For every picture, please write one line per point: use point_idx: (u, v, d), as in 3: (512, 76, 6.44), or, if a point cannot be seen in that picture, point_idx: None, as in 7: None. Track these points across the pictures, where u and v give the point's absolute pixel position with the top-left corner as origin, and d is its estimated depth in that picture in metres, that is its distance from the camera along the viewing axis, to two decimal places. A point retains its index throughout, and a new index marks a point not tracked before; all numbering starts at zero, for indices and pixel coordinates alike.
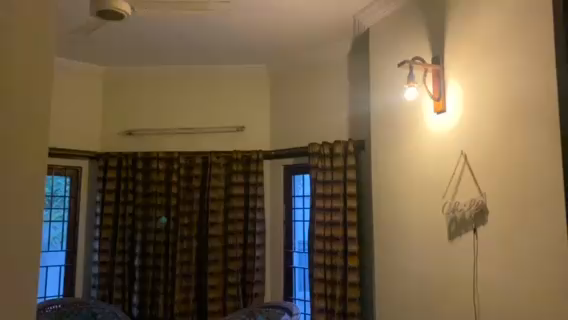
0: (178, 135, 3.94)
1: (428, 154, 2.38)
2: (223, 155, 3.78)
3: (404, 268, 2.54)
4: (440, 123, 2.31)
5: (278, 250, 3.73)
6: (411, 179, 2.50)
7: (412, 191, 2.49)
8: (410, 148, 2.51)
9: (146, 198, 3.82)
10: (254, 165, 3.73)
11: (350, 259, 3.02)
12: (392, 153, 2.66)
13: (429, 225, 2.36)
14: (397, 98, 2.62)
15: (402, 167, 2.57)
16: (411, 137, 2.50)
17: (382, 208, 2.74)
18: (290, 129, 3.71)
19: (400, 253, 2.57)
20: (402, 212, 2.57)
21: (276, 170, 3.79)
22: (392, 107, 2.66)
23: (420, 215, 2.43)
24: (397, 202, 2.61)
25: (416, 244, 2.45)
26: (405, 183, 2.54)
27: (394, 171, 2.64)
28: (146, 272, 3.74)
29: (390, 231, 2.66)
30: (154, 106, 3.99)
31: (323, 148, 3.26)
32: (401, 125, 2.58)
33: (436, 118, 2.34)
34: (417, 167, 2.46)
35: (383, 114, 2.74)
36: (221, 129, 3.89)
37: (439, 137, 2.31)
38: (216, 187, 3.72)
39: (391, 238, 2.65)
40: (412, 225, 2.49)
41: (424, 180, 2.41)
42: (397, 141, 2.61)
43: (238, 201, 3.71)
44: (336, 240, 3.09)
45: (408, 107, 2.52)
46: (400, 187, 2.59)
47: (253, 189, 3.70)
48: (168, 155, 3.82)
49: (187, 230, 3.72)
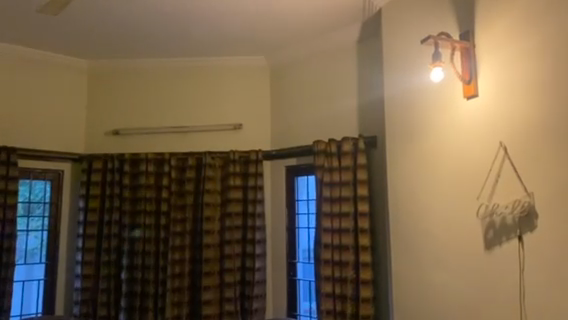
0: (169, 135, 3.58)
1: (457, 147, 2.01)
2: (218, 156, 3.42)
3: (426, 282, 2.16)
4: (472, 109, 1.94)
5: (280, 260, 3.35)
6: (435, 177, 2.13)
7: (436, 191, 2.11)
8: (433, 140, 2.14)
9: (134, 203, 3.45)
10: (253, 167, 3.37)
11: (363, 270, 2.66)
12: (410, 147, 2.28)
13: (459, 232, 1.99)
14: (415, 85, 2.26)
15: (423, 163, 2.20)
16: (435, 127, 2.13)
17: (399, 215, 2.35)
18: (292, 125, 3.36)
19: (422, 264, 2.19)
20: (424, 217, 2.19)
21: (277, 171, 3.42)
22: (410, 94, 2.29)
23: (447, 220, 2.05)
24: (416, 206, 2.24)
25: (441, 254, 2.08)
26: (426, 183, 2.17)
27: (413, 168, 2.26)
28: (134, 286, 3.36)
29: (409, 240, 2.28)
30: (142, 102, 3.64)
31: (329, 145, 2.91)
32: (422, 114, 2.21)
33: (467, 103, 1.97)
34: (442, 163, 2.09)
35: (398, 103, 2.37)
36: (216, 127, 3.54)
37: (471, 127, 1.94)
38: (210, 191, 3.36)
39: (409, 247, 2.28)
40: (436, 232, 2.11)
41: (452, 178, 2.04)
42: (416, 133, 2.24)
43: (235, 207, 3.35)
44: (345, 249, 2.72)
45: (431, 92, 2.15)
46: (421, 187, 2.21)
47: (252, 193, 3.35)
48: (159, 156, 3.46)
49: (179, 239, 3.34)
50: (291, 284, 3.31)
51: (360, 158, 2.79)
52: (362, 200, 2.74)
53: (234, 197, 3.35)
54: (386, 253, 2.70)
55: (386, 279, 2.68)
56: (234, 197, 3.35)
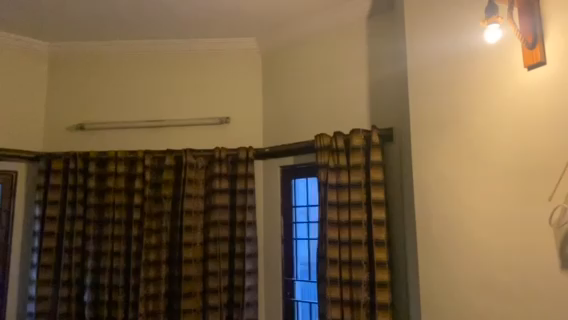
0: (145, 130, 3.06)
1: (512, 132, 1.65)
2: (202, 154, 2.92)
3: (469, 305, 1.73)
4: (535, 85, 1.58)
5: (275, 278, 2.83)
6: (479, 170, 1.74)
7: (486, 186, 1.71)
8: (478, 125, 1.75)
9: (101, 211, 2.91)
10: (243, 168, 2.86)
11: (379, 293, 2.17)
12: (444, 134, 1.87)
13: (514, 238, 1.62)
14: (454, 55, 1.85)
15: (463, 152, 1.80)
16: (480, 109, 1.75)
17: (429, 221, 1.89)
18: (289, 118, 2.86)
19: (461, 281, 1.76)
20: (463, 220, 1.78)
21: (271, 172, 2.92)
22: (445, 71, 1.88)
23: (497, 224, 1.67)
24: (453, 207, 1.81)
25: (489, 267, 1.69)
26: (472, 175, 1.76)
27: (446, 159, 1.85)
28: (100, 309, 2.81)
29: (443, 252, 1.83)
30: (112, 92, 3.11)
31: (334, 140, 2.44)
32: (463, 94, 1.81)
33: (527, 78, 1.61)
34: (490, 152, 1.71)
35: (427, 82, 1.94)
36: (199, 120, 3.03)
37: (534, 107, 1.58)
38: (192, 196, 2.84)
39: (444, 262, 1.83)
40: (479, 239, 1.73)
41: (505, 171, 1.66)
42: (454, 116, 1.84)
43: (222, 215, 2.83)
44: (357, 265, 2.24)
45: (477, 67, 1.77)
46: (459, 183, 1.80)
47: (241, 199, 2.84)
48: (130, 155, 2.93)
49: (154, 254, 2.81)
50: (287, 306, 2.79)
51: (374, 155, 2.31)
52: (375, 206, 2.26)
53: (220, 203, 2.84)
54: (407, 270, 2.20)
55: (408, 302, 2.19)
56: (220, 204, 2.84)
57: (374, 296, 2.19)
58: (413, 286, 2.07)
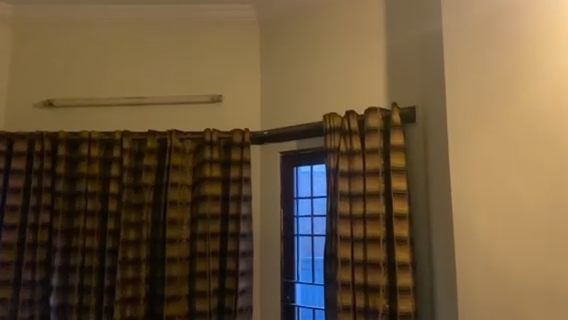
0: (125, 109, 2.66)
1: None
2: (190, 136, 2.54)
3: (510, 290, 1.60)
4: None
5: (273, 280, 2.49)
6: (527, 148, 1.62)
7: (542, 166, 1.60)
8: (526, 100, 1.64)
9: (71, 201, 2.51)
10: (237, 153, 2.49)
11: (400, 300, 1.83)
12: (485, 109, 1.70)
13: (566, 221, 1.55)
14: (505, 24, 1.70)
15: (506, 125, 1.66)
16: (529, 80, 1.65)
17: (464, 205, 1.70)
18: (291, 97, 2.49)
19: (502, 267, 1.61)
20: (505, 202, 1.64)
21: (269, 159, 2.57)
22: (491, 41, 1.72)
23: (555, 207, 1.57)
24: (502, 190, 1.65)
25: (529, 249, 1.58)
26: (524, 155, 1.62)
27: (485, 135, 1.69)
28: (68, 316, 2.42)
29: (480, 237, 1.66)
30: (87, 65, 2.70)
31: (347, 120, 2.10)
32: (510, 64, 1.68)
33: None
34: (539, 128, 1.61)
35: (468, 51, 1.75)
36: (187, 99, 2.64)
37: None
38: (178, 185, 2.47)
39: (480, 244, 1.66)
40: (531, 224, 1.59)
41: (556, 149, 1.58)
42: (499, 89, 1.69)
43: (212, 208, 2.46)
44: (374, 268, 1.89)
45: (528, 41, 1.66)
46: (501, 161, 1.66)
47: (235, 189, 2.47)
48: (107, 137, 2.54)
49: (132, 251, 2.42)
50: (286, 311, 2.44)
51: (395, 137, 1.95)
52: (397, 198, 1.91)
53: (211, 194, 2.47)
54: (433, 273, 1.88)
55: (434, 311, 1.86)
56: (210, 194, 2.47)
57: (394, 304, 1.86)
58: (452, 294, 1.73)
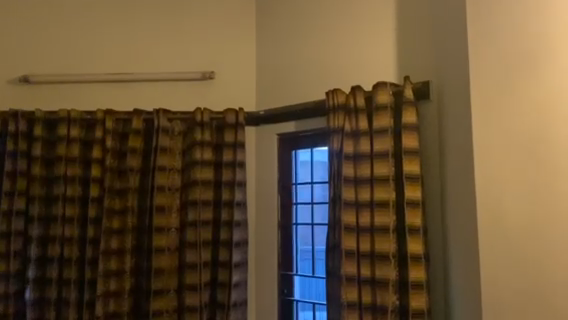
0: (108, 86, 2.44)
1: None
2: (179, 116, 2.33)
3: (541, 283, 1.43)
4: None
5: (269, 272, 2.30)
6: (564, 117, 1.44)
7: None
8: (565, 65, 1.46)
9: (49, 186, 2.29)
10: (231, 134, 2.28)
11: (412, 296, 1.64)
12: (514, 74, 1.52)
13: None
14: None
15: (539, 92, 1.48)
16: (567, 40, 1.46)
17: (491, 185, 1.53)
18: (290, 74, 2.28)
19: (533, 255, 1.45)
20: (539, 180, 1.46)
21: (265, 141, 2.36)
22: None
23: None
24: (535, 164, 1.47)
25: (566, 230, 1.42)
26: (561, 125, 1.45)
27: (516, 108, 1.51)
28: (45, 311, 2.22)
29: (510, 222, 1.48)
30: (66, 39, 2.46)
31: (352, 97, 1.89)
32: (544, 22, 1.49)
33: None
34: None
35: (495, 12, 1.57)
36: (176, 76, 2.42)
37: None
38: (166, 169, 2.26)
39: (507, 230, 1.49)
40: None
41: None
42: (532, 51, 1.50)
43: (204, 194, 2.25)
44: (383, 261, 1.70)
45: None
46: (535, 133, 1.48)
47: (228, 174, 2.26)
48: (88, 116, 2.32)
49: (116, 241, 2.23)
50: (284, 306, 2.25)
51: (407, 116, 1.76)
52: (409, 183, 1.71)
53: (202, 179, 2.25)
54: (448, 267, 1.70)
55: (450, 308, 1.68)
56: (202, 179, 2.25)
57: (406, 300, 1.67)
58: (478, 291, 1.54)
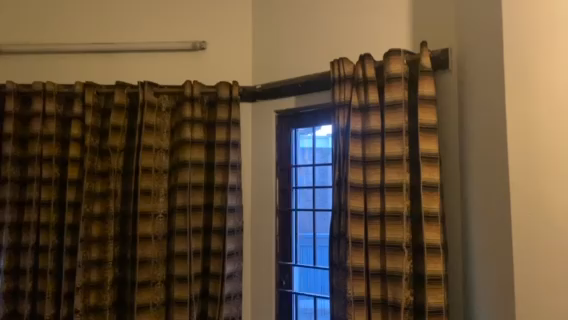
0: (89, 57, 2.20)
1: None
2: (167, 90, 2.11)
3: None
4: None
5: (265, 262, 2.09)
6: None
7: None
8: None
9: (23, 167, 2.08)
10: (224, 111, 2.06)
11: (429, 292, 1.45)
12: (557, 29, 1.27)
13: None
14: None
15: None
16: None
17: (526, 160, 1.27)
18: (290, 44, 2.05)
19: None
20: None
21: (262, 119, 2.14)
22: None
23: None
24: None
25: None
26: None
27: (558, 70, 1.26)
28: (19, 304, 2.01)
29: (548, 206, 1.24)
30: (42, 5, 2.22)
31: (361, 67, 1.68)
32: None
33: None
34: None
35: None
36: (164, 46, 2.19)
37: None
38: (152, 149, 2.05)
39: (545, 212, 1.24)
40: None
41: None
42: None
43: (194, 176, 2.03)
44: (395, 251, 1.50)
45: None
46: None
47: (221, 155, 2.05)
48: (66, 89, 2.10)
49: (97, 227, 2.02)
50: (283, 299, 2.06)
51: (424, 88, 1.54)
52: (425, 163, 1.49)
53: (192, 160, 2.03)
54: (469, 258, 1.50)
55: (469, 304, 1.50)
56: (192, 160, 2.03)
57: (421, 296, 1.47)
58: (507, 286, 1.30)
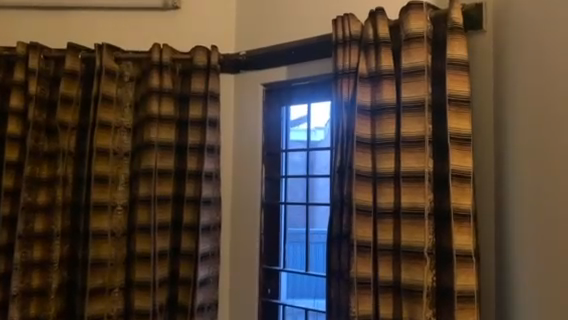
0: (38, 15, 1.82)
1: None
2: (131, 56, 1.74)
3: None
4: None
5: (247, 265, 1.75)
6: None
7: None
8: None
9: None
10: (200, 82, 1.70)
11: (457, 312, 1.12)
12: None
13: None
14: None
15: None
16: None
17: None
18: (283, 4, 1.70)
19: None
20: None
21: (247, 94, 1.78)
22: None
23: None
24: None
25: None
26: None
27: None
28: None
29: None
30: None
31: (373, 25, 1.32)
32: None
33: None
34: None
35: None
36: (129, 4, 1.81)
37: None
38: (110, 128, 1.69)
39: None
40: None
41: None
42: None
43: (161, 161, 1.67)
44: (415, 259, 1.16)
45: None
46: None
47: (195, 136, 1.69)
48: (7, 51, 1.71)
49: (41, 221, 1.65)
50: (266, 311, 1.71)
51: (454, 51, 1.21)
52: (456, 148, 1.17)
53: (159, 140, 1.67)
54: (507, 269, 1.18)
55: None
56: (160, 141, 1.67)
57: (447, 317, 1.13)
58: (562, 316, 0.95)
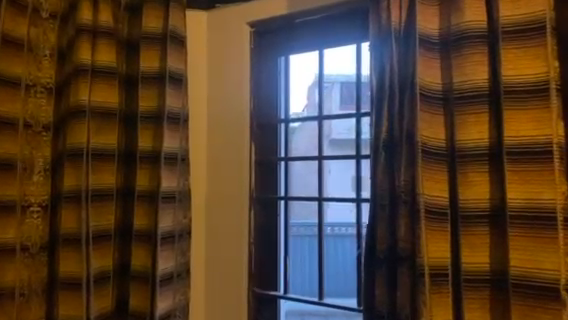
0: None
1: None
2: None
3: None
4: None
5: (231, 288, 1.20)
6: None
7: None
8: None
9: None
10: (157, 21, 1.14)
11: None
12: None
13: None
14: None
15: None
16: None
17: None
18: None
19: None
20: None
21: (228, 41, 1.23)
22: None
23: None
24: None
25: None
26: None
27: None
28: None
29: None
30: None
31: None
32: None
33: None
34: None
35: None
36: None
37: None
38: (20, 87, 1.07)
39: None
40: None
41: None
42: None
43: (99, 137, 1.10)
44: (539, 297, 0.67)
45: None
46: None
47: (150, 101, 1.13)
48: None
49: None
50: None
51: None
52: None
53: (93, 106, 1.09)
54: None
55: None
56: (94, 107, 1.09)
57: None
58: None
